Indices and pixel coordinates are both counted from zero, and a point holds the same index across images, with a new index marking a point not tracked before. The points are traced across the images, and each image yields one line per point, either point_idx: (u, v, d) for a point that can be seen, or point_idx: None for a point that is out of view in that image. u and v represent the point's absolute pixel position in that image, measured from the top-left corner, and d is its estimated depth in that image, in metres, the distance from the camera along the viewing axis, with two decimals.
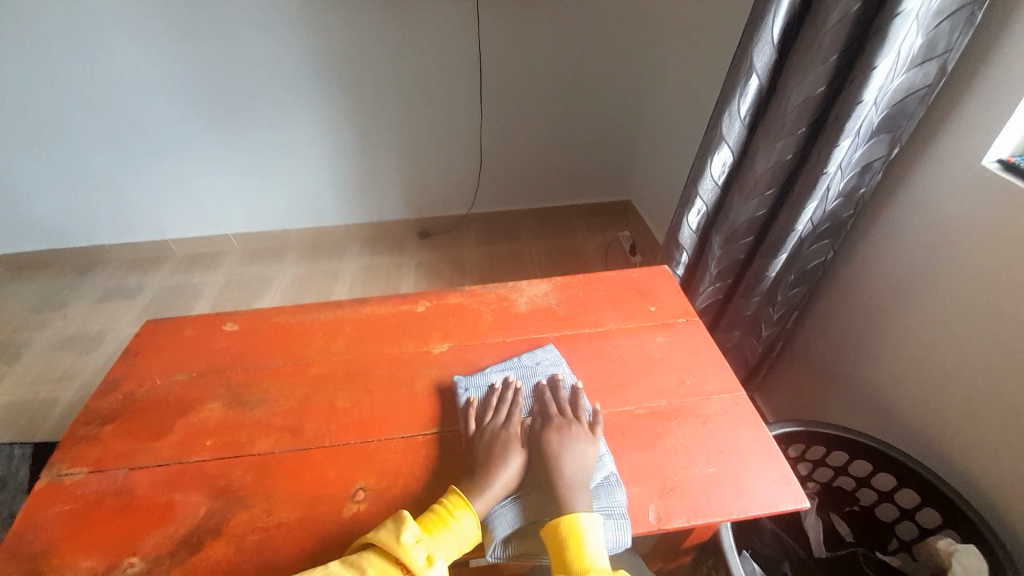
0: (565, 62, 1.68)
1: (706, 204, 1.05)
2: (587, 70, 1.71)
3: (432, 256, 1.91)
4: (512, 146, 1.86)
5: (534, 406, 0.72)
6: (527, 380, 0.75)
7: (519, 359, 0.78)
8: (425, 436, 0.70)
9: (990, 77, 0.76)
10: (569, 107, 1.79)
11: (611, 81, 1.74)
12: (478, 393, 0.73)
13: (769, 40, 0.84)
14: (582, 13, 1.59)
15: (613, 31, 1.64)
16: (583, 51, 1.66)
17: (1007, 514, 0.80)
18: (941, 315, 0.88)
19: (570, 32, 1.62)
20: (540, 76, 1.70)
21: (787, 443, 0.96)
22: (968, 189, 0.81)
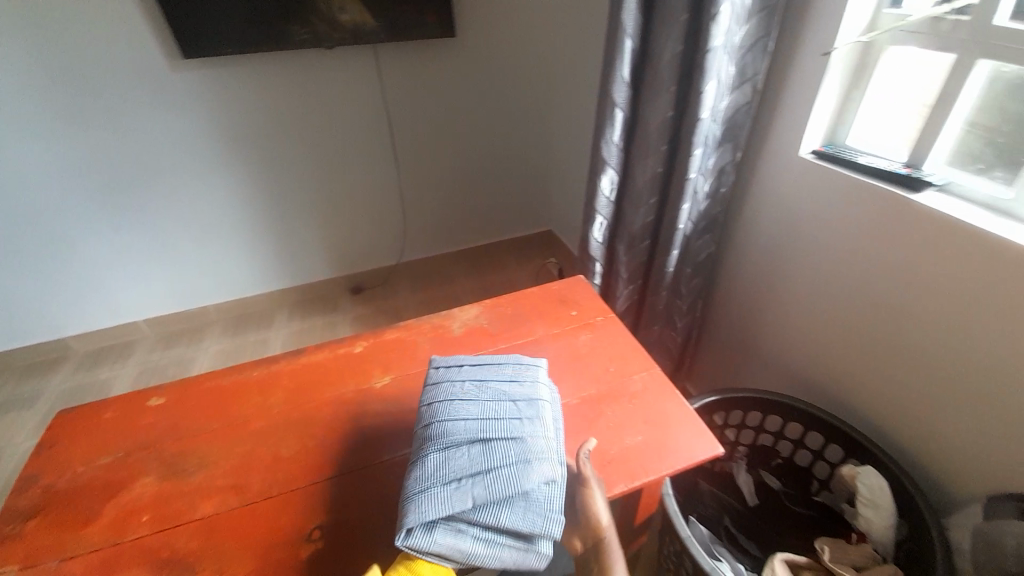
0: (470, 113, 1.84)
1: (605, 218, 1.20)
2: (494, 116, 1.88)
3: (366, 309, 1.92)
4: (433, 191, 1.96)
5: (492, 395, 0.69)
6: (495, 373, 0.74)
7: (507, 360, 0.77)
8: (341, 476, 0.70)
9: (790, 91, 0.99)
10: (481, 151, 1.93)
11: (517, 122, 1.91)
12: (445, 375, 0.74)
13: (624, 78, 1.01)
14: (481, 65, 1.76)
15: (509, 82, 1.82)
16: (485, 100, 1.83)
17: (886, 429, 0.96)
18: (806, 280, 1.06)
19: (470, 86, 1.79)
20: (450, 125, 1.84)
21: (707, 416, 1.06)
22: (797, 175, 1.02)
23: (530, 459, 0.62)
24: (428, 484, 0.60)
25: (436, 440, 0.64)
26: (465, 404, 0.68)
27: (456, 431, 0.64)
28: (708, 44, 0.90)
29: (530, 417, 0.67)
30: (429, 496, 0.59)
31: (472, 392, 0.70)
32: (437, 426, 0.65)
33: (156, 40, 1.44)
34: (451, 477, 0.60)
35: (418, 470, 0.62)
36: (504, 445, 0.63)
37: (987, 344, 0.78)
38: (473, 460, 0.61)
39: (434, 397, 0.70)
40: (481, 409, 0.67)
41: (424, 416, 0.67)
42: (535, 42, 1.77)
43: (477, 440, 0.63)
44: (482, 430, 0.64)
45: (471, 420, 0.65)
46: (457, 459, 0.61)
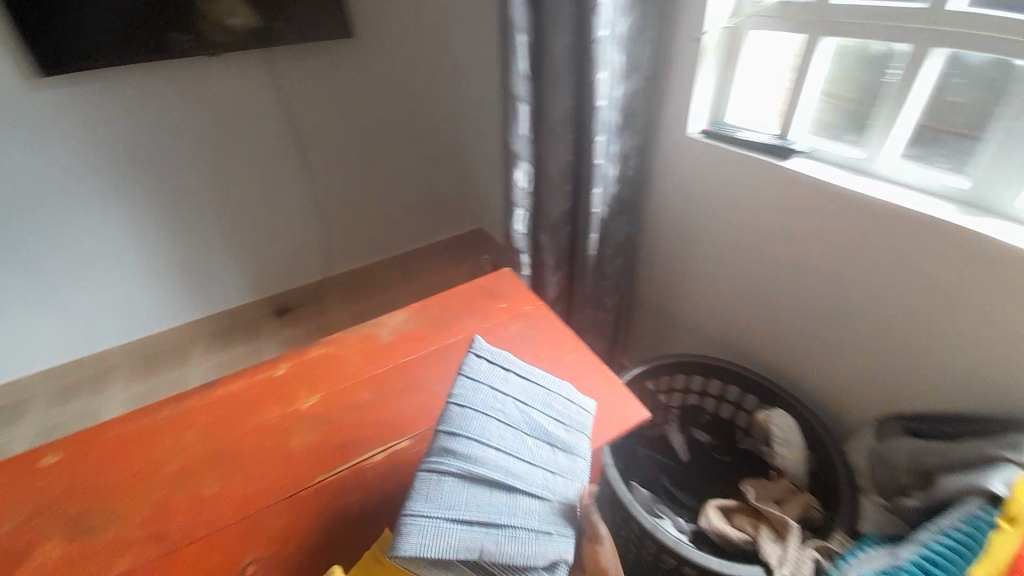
0: (382, 117, 1.80)
1: (526, 209, 1.23)
2: (408, 117, 1.84)
3: (295, 330, 1.81)
4: (354, 199, 1.89)
5: (530, 436, 0.65)
6: (540, 408, 0.69)
7: (554, 395, 0.71)
8: (272, 505, 0.67)
9: (674, 76, 1.07)
10: (399, 154, 1.89)
11: (433, 123, 1.89)
12: (485, 389, 0.67)
13: (522, 71, 1.04)
14: (388, 66, 1.72)
15: (420, 82, 1.80)
16: (396, 103, 1.80)
17: (791, 373, 1.07)
18: (713, 249, 1.14)
19: (380, 90, 1.75)
20: (364, 130, 1.79)
21: (639, 386, 1.11)
22: (693, 153, 1.10)
23: (549, 525, 0.59)
24: (436, 511, 0.55)
25: (462, 467, 0.58)
26: (499, 436, 0.62)
27: (484, 463, 0.59)
28: (594, 35, 0.95)
29: (562, 478, 0.63)
30: (435, 526, 0.54)
31: (512, 422, 0.65)
32: (469, 449, 0.60)
33: (9, 57, 1.28)
34: (464, 513, 0.56)
35: (428, 493, 0.57)
36: (528, 500, 0.59)
37: (856, 285, 0.90)
38: (493, 509, 0.57)
39: (469, 413, 0.63)
40: (517, 445, 0.63)
41: (454, 430, 0.61)
42: (440, 41, 1.76)
43: (502, 483, 0.59)
44: (510, 473, 0.60)
45: (506, 456, 0.61)
46: (477, 497, 0.57)
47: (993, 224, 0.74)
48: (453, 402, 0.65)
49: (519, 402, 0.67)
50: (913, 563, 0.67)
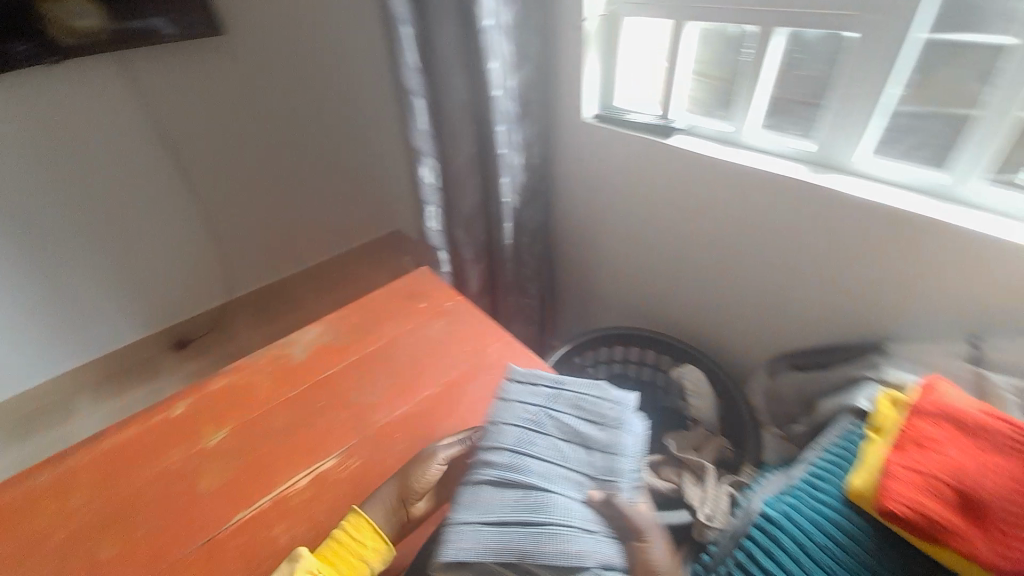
0: (273, 114, 1.58)
1: (437, 206, 1.22)
2: (306, 116, 1.65)
3: (201, 364, 1.60)
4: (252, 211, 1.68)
5: (563, 439, 0.63)
6: (573, 410, 0.66)
7: (591, 395, 0.68)
8: (186, 554, 0.61)
9: (564, 63, 1.11)
10: (298, 158, 1.69)
11: (332, 120, 1.70)
12: (516, 401, 0.67)
13: (412, 64, 1.03)
14: (273, 59, 1.53)
15: (312, 74, 1.60)
16: (289, 101, 1.60)
17: (701, 332, 1.17)
18: (621, 226, 1.21)
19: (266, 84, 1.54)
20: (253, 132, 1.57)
21: (566, 365, 1.17)
22: (591, 135, 1.14)
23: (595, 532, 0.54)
24: (473, 520, 0.55)
25: (499, 474, 0.58)
26: (533, 441, 0.61)
27: (517, 467, 0.58)
28: (480, 24, 0.95)
29: (602, 478, 0.59)
30: (471, 533, 0.54)
31: (548, 427, 0.64)
32: (505, 455, 0.60)
33: None
34: (500, 517, 0.54)
35: (466, 505, 0.57)
36: (565, 501, 0.56)
37: (750, 243, 0.98)
38: (529, 512, 0.55)
39: (504, 425, 0.64)
40: (551, 449, 0.61)
41: (492, 442, 0.62)
42: (331, 28, 1.58)
43: (538, 486, 0.57)
44: (545, 476, 0.58)
45: (540, 461, 0.60)
46: (512, 500, 0.56)
47: (838, 180, 0.85)
48: (491, 418, 0.66)
49: (553, 405, 0.66)
50: (803, 480, 0.70)
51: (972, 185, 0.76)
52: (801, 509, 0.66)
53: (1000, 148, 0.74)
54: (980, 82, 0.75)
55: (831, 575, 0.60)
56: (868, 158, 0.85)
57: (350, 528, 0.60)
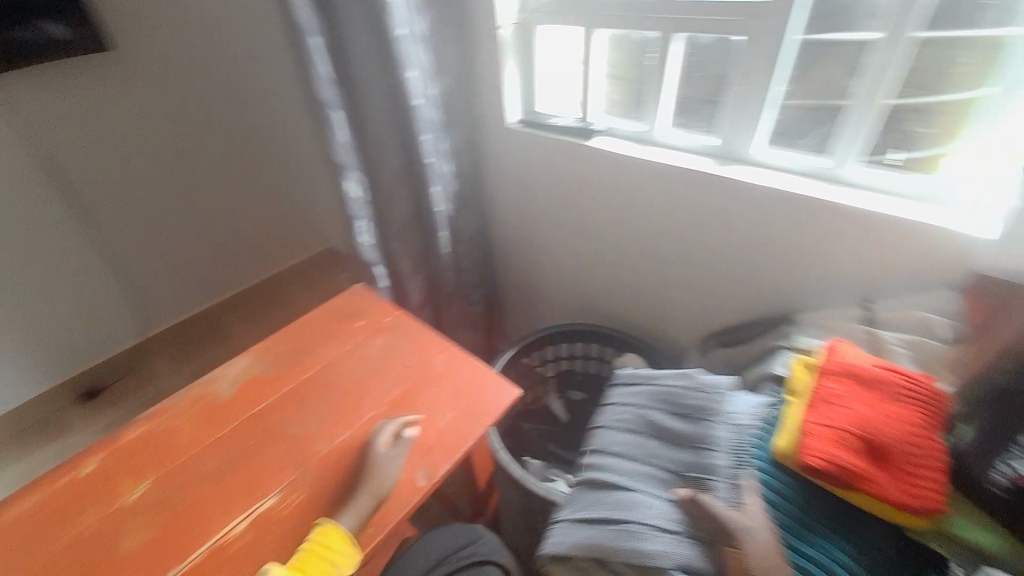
0: (179, 133, 1.46)
1: (367, 220, 1.18)
2: (217, 132, 1.54)
3: (120, 411, 1.44)
4: (163, 239, 1.54)
5: (647, 438, 0.76)
6: (654, 410, 0.78)
7: (675, 388, 0.79)
8: None
9: (482, 70, 1.12)
10: (213, 178, 1.58)
11: (247, 134, 1.61)
12: (606, 414, 0.82)
13: (325, 76, 0.98)
14: (171, 71, 1.40)
15: (219, 88, 1.50)
16: (195, 117, 1.48)
17: (638, 320, 1.24)
18: (556, 226, 1.24)
19: (167, 100, 1.41)
20: (159, 153, 1.45)
21: (514, 367, 1.17)
22: (517, 139, 1.16)
23: (672, 528, 0.65)
24: (570, 514, 0.72)
25: (591, 476, 0.74)
26: (620, 446, 0.76)
27: (602, 471, 0.74)
28: (393, 33, 0.94)
29: (677, 477, 0.70)
30: (565, 526, 0.71)
31: (633, 433, 0.77)
32: (597, 459, 0.76)
33: None
34: (587, 513, 0.70)
35: (566, 505, 0.74)
36: (644, 498, 0.68)
37: (674, 233, 1.04)
38: (609, 512, 0.69)
39: (600, 435, 0.79)
40: (637, 451, 0.75)
41: (590, 448, 0.79)
42: (236, 41, 1.51)
43: (616, 484, 0.71)
44: (628, 478, 0.72)
45: (626, 462, 0.74)
46: (599, 498, 0.71)
47: (741, 169, 0.93)
48: (591, 428, 0.83)
49: (639, 409, 0.79)
50: None
51: (850, 167, 0.85)
52: (742, 470, 0.69)
53: (870, 133, 0.83)
54: (850, 76, 0.83)
55: None
56: (763, 148, 0.94)
57: (319, 536, 0.60)
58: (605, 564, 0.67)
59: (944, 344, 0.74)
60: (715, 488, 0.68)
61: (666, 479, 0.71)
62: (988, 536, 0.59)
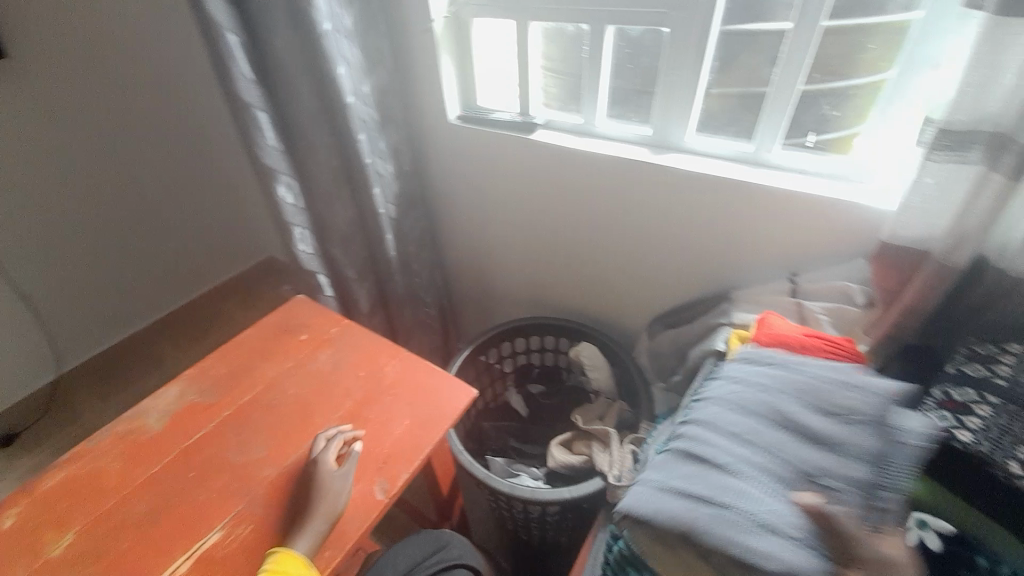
0: (97, 161, 1.46)
1: (305, 227, 1.09)
2: (138, 157, 1.54)
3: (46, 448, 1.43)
4: (88, 271, 1.54)
5: (769, 424, 0.63)
6: (785, 396, 0.65)
7: (815, 376, 0.66)
8: None
9: (418, 66, 1.09)
10: (137, 204, 1.58)
11: (173, 159, 1.63)
12: (722, 390, 0.70)
13: (247, 75, 0.88)
14: (85, 94, 1.38)
15: (137, 112, 1.50)
16: (114, 144, 1.48)
17: (588, 309, 1.27)
18: (504, 221, 1.24)
19: (83, 125, 1.40)
20: (75, 182, 1.43)
21: (470, 367, 1.16)
22: (459, 136, 1.14)
23: (785, 531, 0.53)
24: (657, 482, 0.63)
25: (692, 447, 0.64)
26: (733, 424, 0.64)
27: (706, 443, 0.63)
28: (318, 29, 0.89)
29: (801, 477, 0.58)
30: (652, 492, 0.62)
31: (747, 415, 0.65)
32: (701, 431, 0.66)
33: None
34: (680, 484, 0.61)
35: (655, 473, 0.65)
36: (754, 485, 0.58)
37: (616, 222, 1.07)
38: (710, 491, 0.58)
39: (714, 409, 0.68)
40: (755, 434, 0.63)
41: (695, 418, 0.68)
42: (147, 52, 1.47)
43: (722, 462, 0.61)
44: (738, 458, 0.61)
45: (741, 443, 0.62)
46: (698, 471, 0.61)
47: (677, 157, 0.97)
48: (698, 400, 0.71)
49: (766, 392, 0.67)
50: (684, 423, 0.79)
51: (776, 151, 0.91)
52: (877, 474, 0.56)
53: (790, 119, 0.88)
54: (771, 65, 0.86)
55: None
56: (695, 136, 0.98)
57: (276, 565, 0.57)
58: (685, 544, 0.58)
59: (862, 309, 0.81)
60: (846, 495, 0.55)
61: (789, 477, 0.58)
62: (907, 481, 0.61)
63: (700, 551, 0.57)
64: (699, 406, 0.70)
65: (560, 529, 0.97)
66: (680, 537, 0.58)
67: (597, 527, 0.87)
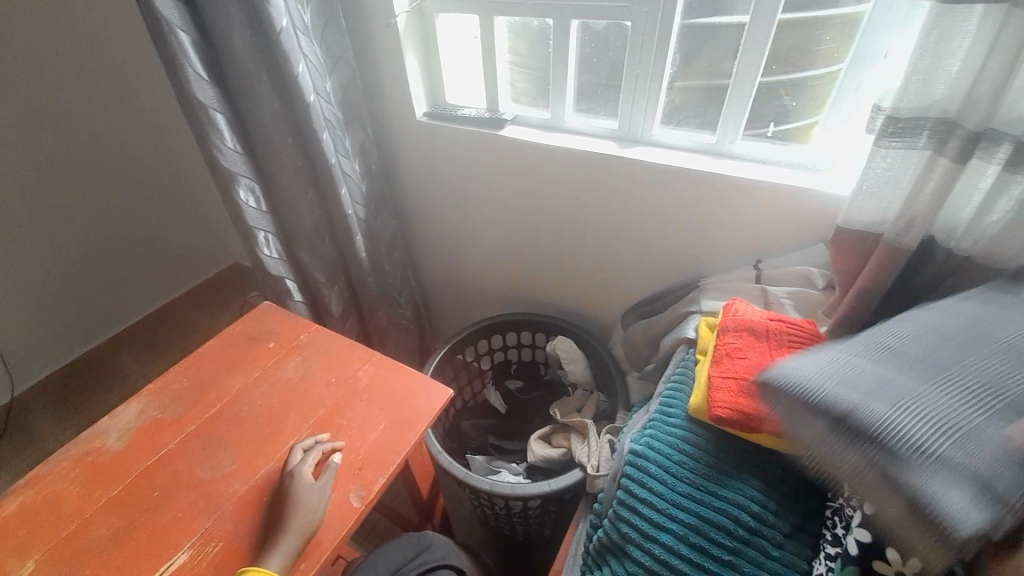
0: (43, 168, 1.37)
1: (269, 231, 1.05)
2: (89, 164, 1.46)
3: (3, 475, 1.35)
4: (39, 285, 1.46)
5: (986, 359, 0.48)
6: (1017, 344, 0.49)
7: None
8: None
9: (382, 63, 1.07)
10: (91, 212, 1.51)
11: (127, 163, 1.55)
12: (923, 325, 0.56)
13: (200, 75, 0.86)
14: (25, 98, 1.29)
15: (87, 116, 1.42)
16: (62, 151, 1.39)
17: (561, 303, 1.28)
18: (475, 218, 1.23)
19: (24, 131, 1.31)
20: (21, 191, 1.35)
21: (447, 366, 1.15)
22: (427, 134, 1.13)
23: (986, 452, 0.39)
24: (812, 364, 0.51)
25: (869, 355, 0.52)
26: (930, 348, 0.51)
27: (886, 356, 0.51)
28: (275, 25, 0.85)
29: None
30: (804, 366, 0.51)
31: (956, 346, 0.51)
32: (883, 348, 0.53)
33: None
34: (838, 369, 0.49)
35: (805, 358, 0.53)
36: (945, 398, 0.44)
37: (586, 215, 1.08)
38: (883, 384, 0.47)
39: (909, 336, 0.54)
40: (964, 361, 0.48)
41: (878, 337, 0.55)
42: (96, 53, 1.39)
43: (898, 372, 0.48)
44: (930, 373, 0.47)
45: (937, 363, 0.48)
46: (865, 369, 0.49)
47: (644, 150, 0.98)
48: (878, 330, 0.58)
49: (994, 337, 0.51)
50: (657, 412, 0.81)
51: (739, 142, 0.94)
52: None
53: (751, 109, 0.91)
54: (733, 58, 0.88)
55: (691, 483, 0.70)
56: (661, 129, 1.00)
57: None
58: (812, 413, 0.46)
59: (823, 291, 0.85)
60: None
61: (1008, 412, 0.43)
62: None
63: (829, 427, 0.45)
64: (881, 332, 0.57)
65: (543, 522, 0.98)
66: (810, 402, 0.47)
67: (577, 518, 0.89)
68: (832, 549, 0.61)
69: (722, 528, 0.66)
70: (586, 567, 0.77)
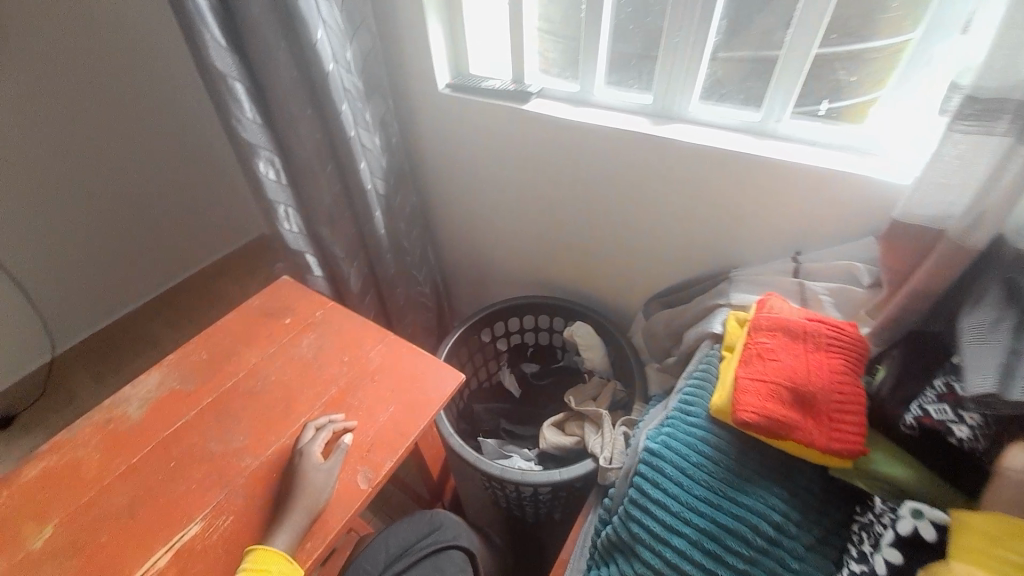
0: (76, 137, 1.40)
1: (289, 206, 1.05)
2: (120, 133, 1.48)
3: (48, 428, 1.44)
4: (77, 250, 1.51)
5: None
6: None
7: None
8: None
9: (403, 29, 1.02)
10: (122, 181, 1.54)
11: (156, 132, 1.57)
12: None
13: (219, 43, 0.83)
14: (57, 66, 1.30)
15: (116, 84, 1.43)
16: (94, 120, 1.42)
17: (582, 287, 1.24)
18: (496, 197, 1.19)
19: (58, 99, 1.33)
20: (56, 159, 1.38)
21: (462, 348, 1.13)
22: (449, 108, 1.08)
23: None
24: None
25: None
26: None
27: None
28: None
29: None
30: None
31: None
32: None
33: None
34: None
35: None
36: None
37: (613, 196, 1.02)
38: None
39: None
40: None
41: None
42: (123, 20, 1.39)
43: None
44: None
45: None
46: None
47: (680, 128, 0.91)
48: None
49: None
50: (676, 408, 0.77)
51: (786, 121, 0.85)
52: None
53: (803, 84, 0.82)
54: (785, 27, 0.79)
55: (708, 487, 0.67)
56: (699, 105, 0.92)
57: (254, 563, 0.56)
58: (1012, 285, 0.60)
59: (868, 290, 0.78)
60: None
61: None
62: (897, 469, 0.63)
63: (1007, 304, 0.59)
64: None
65: (552, 508, 0.97)
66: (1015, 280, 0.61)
67: (587, 508, 0.88)
68: (855, 565, 0.59)
69: (740, 536, 0.63)
70: (592, 560, 0.75)
